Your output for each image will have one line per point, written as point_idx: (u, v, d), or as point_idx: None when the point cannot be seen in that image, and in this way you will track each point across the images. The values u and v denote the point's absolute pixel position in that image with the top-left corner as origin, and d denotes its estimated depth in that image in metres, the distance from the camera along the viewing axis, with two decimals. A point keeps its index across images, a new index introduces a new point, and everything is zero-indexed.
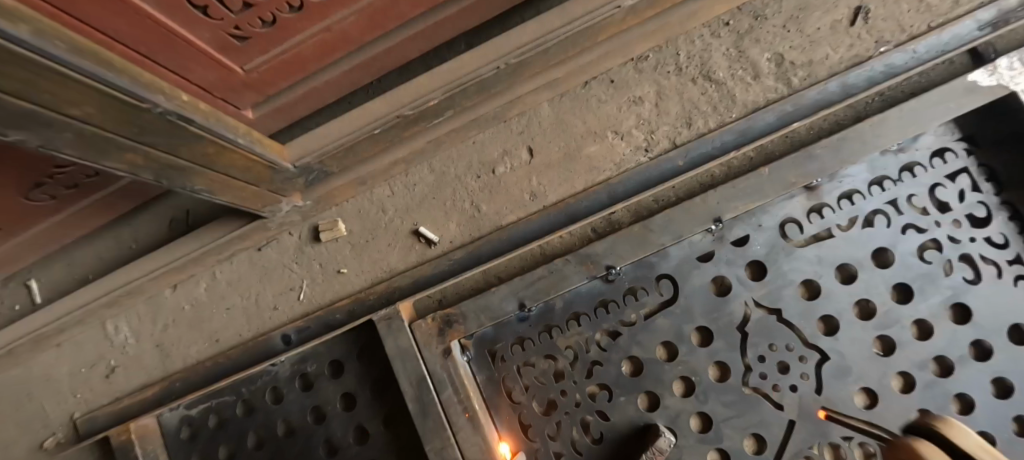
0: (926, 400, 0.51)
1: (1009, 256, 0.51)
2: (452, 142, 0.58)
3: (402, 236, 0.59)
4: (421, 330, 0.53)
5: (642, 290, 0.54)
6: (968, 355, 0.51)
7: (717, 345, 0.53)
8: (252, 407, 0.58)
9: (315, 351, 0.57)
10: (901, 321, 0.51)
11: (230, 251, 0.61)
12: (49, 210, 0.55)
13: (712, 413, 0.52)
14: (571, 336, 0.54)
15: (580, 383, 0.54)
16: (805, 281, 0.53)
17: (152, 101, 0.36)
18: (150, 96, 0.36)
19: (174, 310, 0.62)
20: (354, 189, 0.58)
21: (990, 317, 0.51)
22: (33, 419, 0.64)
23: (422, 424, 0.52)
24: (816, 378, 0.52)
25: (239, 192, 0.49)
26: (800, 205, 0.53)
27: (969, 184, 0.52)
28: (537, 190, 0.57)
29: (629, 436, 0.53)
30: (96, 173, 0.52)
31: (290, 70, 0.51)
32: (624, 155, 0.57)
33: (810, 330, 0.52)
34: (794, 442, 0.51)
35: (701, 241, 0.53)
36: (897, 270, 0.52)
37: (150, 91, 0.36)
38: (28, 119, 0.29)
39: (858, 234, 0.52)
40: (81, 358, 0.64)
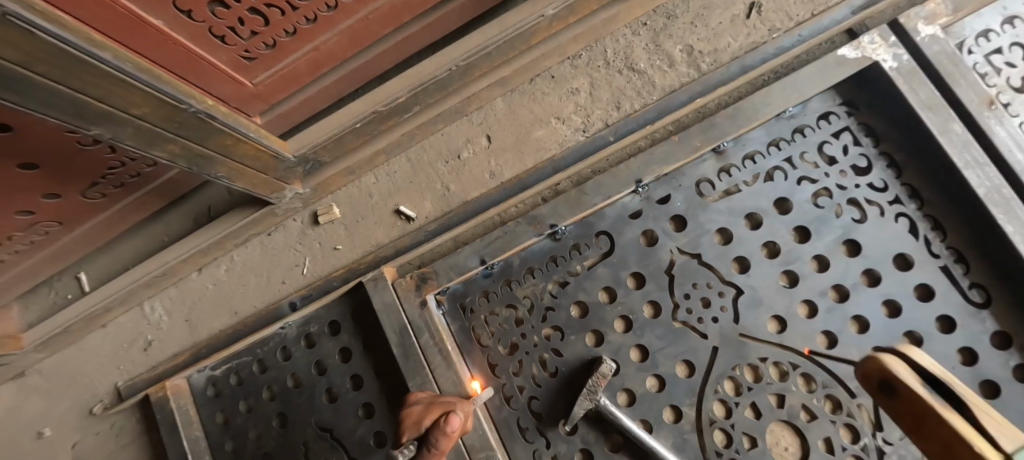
0: (828, 323, 0.60)
1: (889, 197, 0.60)
2: (423, 134, 0.69)
3: (386, 215, 0.70)
4: (401, 287, 0.64)
5: (584, 245, 0.64)
6: (861, 283, 0.60)
7: (649, 287, 0.63)
8: (265, 365, 0.69)
9: (316, 313, 0.68)
10: (801, 257, 0.61)
11: (245, 237, 0.73)
12: (100, 207, 0.67)
13: (648, 344, 0.62)
14: (527, 287, 0.65)
15: (537, 327, 0.64)
16: (720, 229, 0.63)
17: (187, 102, 0.48)
18: (187, 99, 0.48)
19: (199, 289, 0.74)
20: (344, 178, 0.70)
21: (877, 249, 0.60)
22: (81, 391, 0.75)
23: (405, 364, 0.62)
24: (734, 310, 0.61)
25: (251, 180, 0.61)
26: (711, 166, 0.63)
27: (851, 140, 0.62)
28: (496, 169, 0.69)
29: (579, 369, 0.63)
30: (139, 174, 0.64)
31: (288, 82, 0.63)
32: (565, 136, 0.68)
33: (726, 269, 0.62)
34: (718, 365, 0.61)
35: (631, 202, 0.64)
36: (796, 214, 0.62)
37: (187, 96, 0.49)
38: (104, 118, 0.43)
39: (761, 187, 0.62)
40: (122, 336, 0.75)
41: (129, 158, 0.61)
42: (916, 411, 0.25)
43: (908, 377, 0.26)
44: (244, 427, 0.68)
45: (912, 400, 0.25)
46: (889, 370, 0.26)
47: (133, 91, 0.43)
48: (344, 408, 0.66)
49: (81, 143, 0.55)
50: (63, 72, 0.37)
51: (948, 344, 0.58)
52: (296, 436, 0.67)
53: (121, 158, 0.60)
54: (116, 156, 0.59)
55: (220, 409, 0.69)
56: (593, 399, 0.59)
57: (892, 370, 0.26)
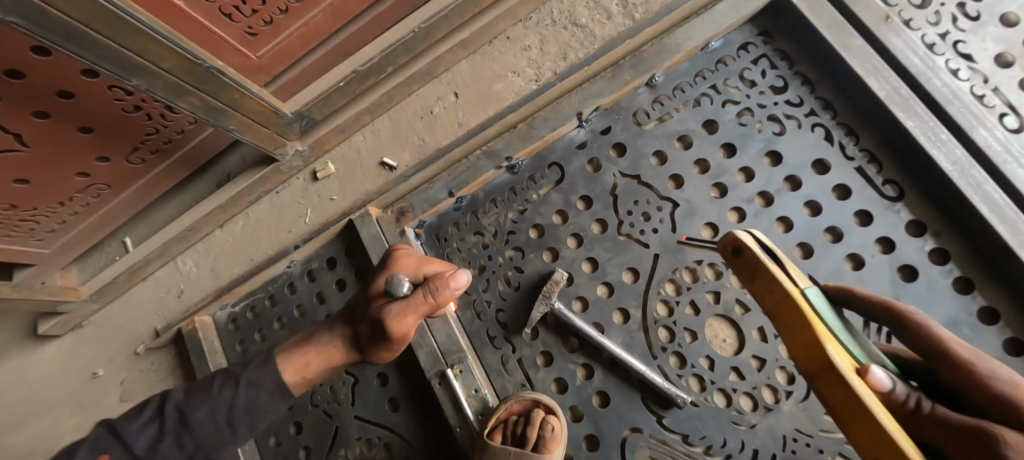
0: (756, 225, 0.66)
1: (804, 111, 0.67)
2: (401, 95, 0.81)
3: (372, 167, 0.82)
4: (384, 220, 0.76)
5: (539, 176, 0.73)
6: (784, 188, 0.66)
7: (596, 207, 0.71)
8: (276, 299, 0.81)
9: (317, 252, 0.80)
10: (729, 170, 0.68)
11: (258, 193, 0.85)
12: (141, 172, 0.81)
13: (597, 257, 0.70)
14: (491, 215, 0.74)
15: (501, 249, 0.73)
16: (656, 152, 0.71)
17: (203, 59, 0.61)
18: (203, 57, 0.61)
19: (222, 243, 0.87)
20: (335, 137, 0.82)
21: (797, 157, 0.67)
22: (129, 334, 0.89)
23: None
24: (671, 221, 0.69)
25: (257, 133, 0.73)
26: (645, 98, 0.72)
27: (768, 65, 0.69)
28: (463, 120, 0.79)
29: (539, 282, 0.71)
30: (171, 141, 0.79)
31: (285, 56, 0.74)
32: (520, 86, 0.78)
33: (663, 186, 0.70)
34: (659, 269, 0.68)
35: (577, 135, 0.73)
36: (723, 133, 0.69)
37: (203, 55, 0.61)
38: (140, 70, 0.56)
39: (690, 112, 0.70)
40: (161, 286, 0.89)
41: (162, 125, 0.75)
42: (754, 263, 0.38)
43: (751, 244, 0.39)
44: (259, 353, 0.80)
45: (756, 256, 0.38)
46: (744, 240, 0.39)
47: (160, 47, 0.56)
48: None
49: (126, 110, 0.70)
50: (108, 28, 0.51)
51: (866, 235, 0.63)
52: None
53: (156, 125, 0.75)
54: (153, 123, 0.74)
55: (239, 340, 0.81)
56: (548, 304, 0.67)
57: (744, 239, 0.39)
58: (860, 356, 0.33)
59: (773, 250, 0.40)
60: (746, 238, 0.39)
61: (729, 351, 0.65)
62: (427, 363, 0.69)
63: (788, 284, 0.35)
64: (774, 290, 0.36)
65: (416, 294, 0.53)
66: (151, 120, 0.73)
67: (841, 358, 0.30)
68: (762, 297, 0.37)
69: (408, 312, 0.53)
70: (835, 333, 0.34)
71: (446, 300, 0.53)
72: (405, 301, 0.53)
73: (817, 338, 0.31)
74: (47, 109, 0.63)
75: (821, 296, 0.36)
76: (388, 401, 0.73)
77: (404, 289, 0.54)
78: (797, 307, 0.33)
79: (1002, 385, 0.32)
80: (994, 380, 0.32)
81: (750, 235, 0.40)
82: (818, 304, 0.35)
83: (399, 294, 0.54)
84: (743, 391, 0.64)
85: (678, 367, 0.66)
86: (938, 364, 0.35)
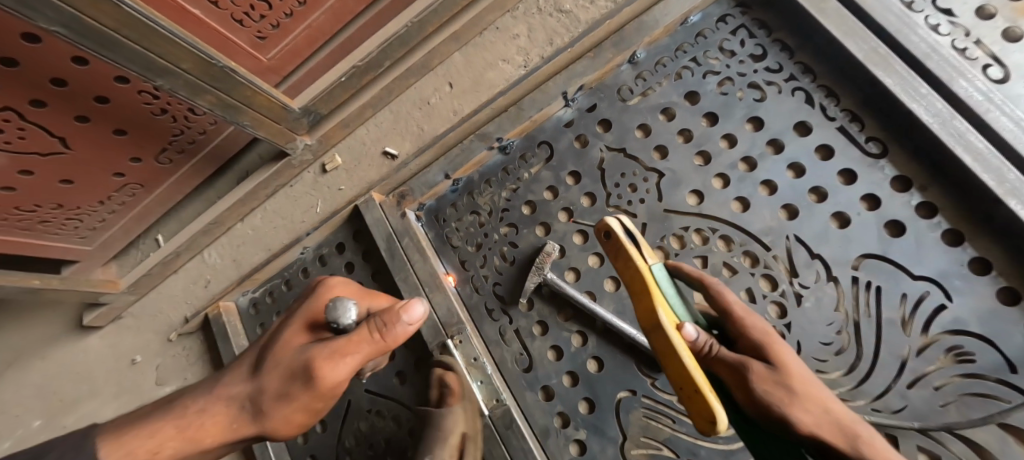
0: (741, 190, 0.68)
1: (784, 76, 0.69)
2: (400, 88, 0.86)
3: (376, 157, 0.87)
4: (387, 205, 0.80)
5: (529, 155, 0.77)
6: (767, 152, 0.68)
7: (585, 182, 0.74)
8: (291, 284, 0.87)
9: (327, 239, 0.85)
10: (712, 138, 0.70)
11: (273, 187, 0.91)
12: (169, 171, 0.89)
13: (588, 229, 0.73)
14: (486, 195, 0.78)
15: (496, 226, 0.77)
16: (641, 126, 0.73)
17: (217, 59, 0.67)
18: (217, 57, 0.67)
19: (243, 235, 0.94)
20: (341, 130, 0.88)
21: (779, 122, 0.68)
22: (165, 323, 0.97)
23: (392, 263, 0.77)
24: (657, 190, 0.71)
25: (269, 128, 0.80)
26: (628, 75, 0.75)
27: (747, 34, 0.71)
28: (458, 108, 0.84)
29: (532, 255, 0.74)
30: (194, 141, 0.86)
31: (293, 57, 0.80)
32: (510, 73, 0.82)
33: (648, 158, 0.72)
34: (648, 237, 0.70)
35: (565, 114, 0.76)
36: (705, 103, 0.71)
37: (216, 55, 0.67)
38: (162, 71, 0.62)
39: (672, 86, 0.73)
40: (190, 278, 0.97)
41: (186, 127, 0.82)
42: (614, 245, 0.42)
43: (617, 227, 0.42)
44: None
45: (620, 240, 0.41)
46: (609, 225, 0.42)
47: (179, 50, 0.62)
48: None
49: (154, 113, 0.77)
50: (133, 33, 0.57)
51: (851, 193, 0.64)
52: None
53: (181, 127, 0.82)
54: (178, 125, 0.81)
55: (260, 323, 0.88)
56: (541, 274, 0.71)
57: (610, 225, 0.42)
58: (683, 316, 0.42)
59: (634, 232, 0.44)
60: (612, 223, 0.42)
61: None
62: (428, 335, 0.73)
63: (639, 262, 0.40)
64: (627, 267, 0.41)
65: (361, 327, 0.48)
66: (176, 122, 0.80)
67: (670, 325, 0.38)
68: (618, 267, 0.42)
69: (352, 344, 0.48)
70: (670, 303, 0.41)
71: (394, 336, 0.49)
72: (350, 333, 0.48)
73: (652, 305, 0.39)
74: (87, 113, 0.70)
75: (665, 271, 0.42)
76: (395, 375, 0.77)
77: (348, 320, 0.50)
78: (642, 284, 0.40)
79: (757, 335, 0.47)
80: (763, 334, 0.47)
81: (618, 220, 0.43)
82: (661, 278, 0.41)
83: (343, 323, 0.50)
84: None
85: None
86: (725, 319, 0.50)
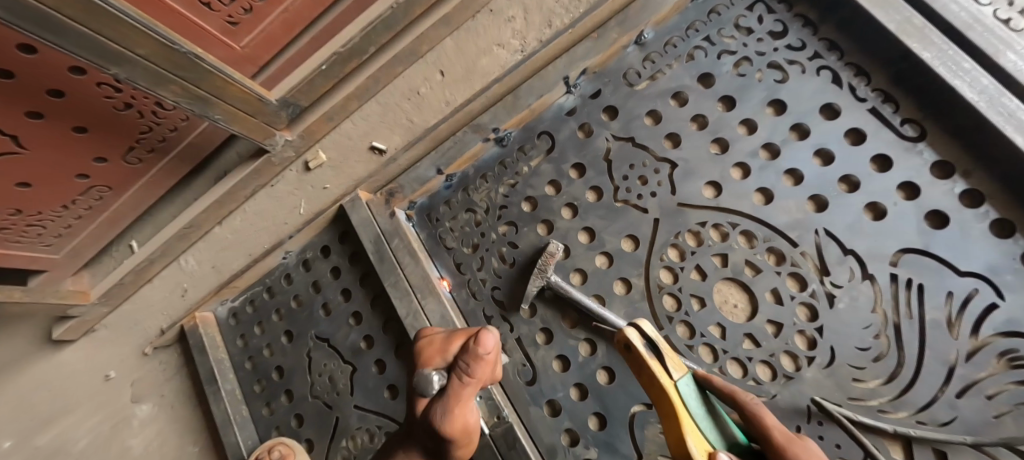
0: (763, 180, 0.62)
1: (808, 54, 0.62)
2: (387, 78, 0.80)
3: (363, 152, 0.81)
4: (374, 203, 0.74)
5: (529, 146, 0.70)
6: (791, 138, 0.62)
7: (589, 175, 0.67)
8: (274, 291, 0.80)
9: (311, 241, 0.79)
10: (730, 124, 0.64)
11: (253, 187, 0.85)
12: (138, 172, 0.82)
13: (594, 226, 0.66)
14: (482, 192, 0.71)
15: (493, 225, 0.70)
16: (650, 112, 0.67)
17: (179, 44, 0.60)
18: (179, 42, 0.60)
19: (222, 240, 0.87)
20: (325, 125, 0.81)
21: (804, 104, 0.61)
22: (138, 336, 0.90)
23: (380, 268, 0.71)
24: (670, 182, 0.64)
25: (245, 123, 0.73)
26: (635, 57, 0.68)
27: (765, 10, 0.65)
28: (450, 98, 0.78)
29: (533, 256, 0.67)
30: (165, 139, 0.79)
31: (270, 45, 0.74)
32: (506, 59, 0.76)
33: (659, 147, 0.66)
34: (661, 234, 0.63)
35: (566, 102, 0.70)
36: (720, 86, 0.65)
37: (179, 40, 0.60)
38: (117, 58, 0.55)
39: (684, 68, 0.66)
40: (166, 286, 0.90)
41: (155, 123, 0.75)
42: (639, 357, 0.49)
43: (637, 340, 0.49)
44: (260, 346, 0.80)
45: (642, 355, 0.48)
46: (630, 337, 0.49)
47: (136, 34, 0.55)
48: (337, 317, 0.75)
49: (117, 108, 0.70)
50: (81, 14, 0.50)
51: (886, 181, 0.58)
52: (301, 347, 0.77)
53: (150, 123, 0.75)
54: (145, 121, 0.74)
55: (241, 334, 0.81)
56: (544, 278, 0.64)
57: (630, 337, 0.49)
58: (716, 441, 0.45)
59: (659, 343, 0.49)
60: (632, 335, 0.49)
61: (741, 318, 0.60)
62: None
63: (665, 380, 0.47)
64: (654, 384, 0.47)
65: (451, 384, 0.42)
66: (143, 118, 0.73)
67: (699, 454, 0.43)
68: (646, 381, 0.49)
69: (453, 404, 0.41)
70: (697, 420, 0.46)
71: (485, 371, 0.43)
72: (446, 396, 0.42)
73: (681, 432, 0.44)
74: (41, 109, 0.63)
75: (691, 384, 0.48)
76: (387, 389, 0.71)
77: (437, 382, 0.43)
78: (669, 402, 0.46)
79: None
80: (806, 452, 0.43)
81: (641, 332, 0.51)
82: (688, 395, 0.47)
83: (435, 389, 0.43)
84: (759, 360, 0.59)
85: (686, 338, 0.61)
86: (767, 448, 0.45)
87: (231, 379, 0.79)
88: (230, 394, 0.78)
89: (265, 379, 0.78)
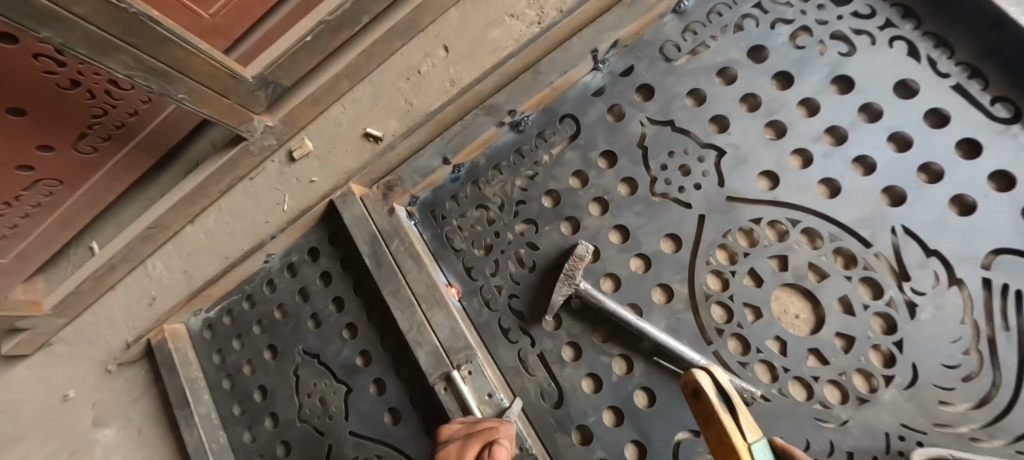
0: (827, 170, 0.53)
1: (878, 23, 0.54)
2: (382, 54, 0.69)
3: (355, 139, 0.71)
4: (369, 198, 0.64)
5: (550, 132, 0.61)
6: (860, 121, 0.53)
7: (621, 164, 0.58)
8: (254, 300, 0.70)
9: (297, 243, 0.69)
10: (787, 105, 0.55)
11: (229, 180, 0.74)
12: (94, 164, 0.71)
13: (628, 224, 0.57)
14: (495, 184, 0.62)
15: (509, 223, 0.61)
16: (691, 92, 0.58)
17: (127, 2, 0.49)
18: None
19: (194, 241, 0.77)
20: (311, 109, 0.71)
21: (874, 81, 0.53)
22: (100, 351, 0.80)
23: (378, 274, 0.61)
24: (717, 173, 0.55)
25: (216, 105, 0.63)
26: (674, 28, 0.59)
27: None
28: (455, 76, 0.68)
29: (557, 259, 0.58)
30: (123, 124, 0.68)
31: (244, 14, 0.66)
32: (521, 31, 0.66)
33: (703, 132, 0.56)
34: (707, 233, 0.55)
35: (593, 80, 0.60)
36: (775, 61, 0.56)
37: None
38: (48, 18, 0.44)
39: (731, 40, 0.57)
40: (130, 294, 0.79)
41: (110, 105, 0.65)
42: (709, 412, 0.36)
43: (712, 390, 0.36)
44: (238, 363, 0.70)
45: (716, 409, 0.35)
46: (702, 384, 0.36)
47: None
48: (328, 330, 0.66)
49: (62, 87, 0.59)
50: None
51: (974, 170, 0.50)
52: (286, 364, 0.67)
53: (103, 105, 0.64)
54: (98, 102, 0.63)
55: (216, 349, 0.71)
56: (572, 285, 0.55)
57: (703, 383, 0.36)
58: None
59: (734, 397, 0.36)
60: (706, 381, 0.36)
61: (804, 331, 0.52)
62: (427, 365, 0.57)
63: (741, 443, 0.34)
64: (724, 445, 0.35)
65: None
66: (95, 98, 0.63)
67: None
68: (714, 443, 0.36)
69: None
70: None
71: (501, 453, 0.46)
72: None
73: None
74: None
75: (767, 454, 0.35)
76: (388, 412, 0.61)
77: None
78: None
79: None
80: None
81: (710, 378, 0.37)
82: None
83: None
84: (827, 380, 0.51)
85: (739, 353, 0.53)
86: None
87: (206, 401, 0.69)
88: (204, 418, 0.68)
89: (244, 401, 0.68)
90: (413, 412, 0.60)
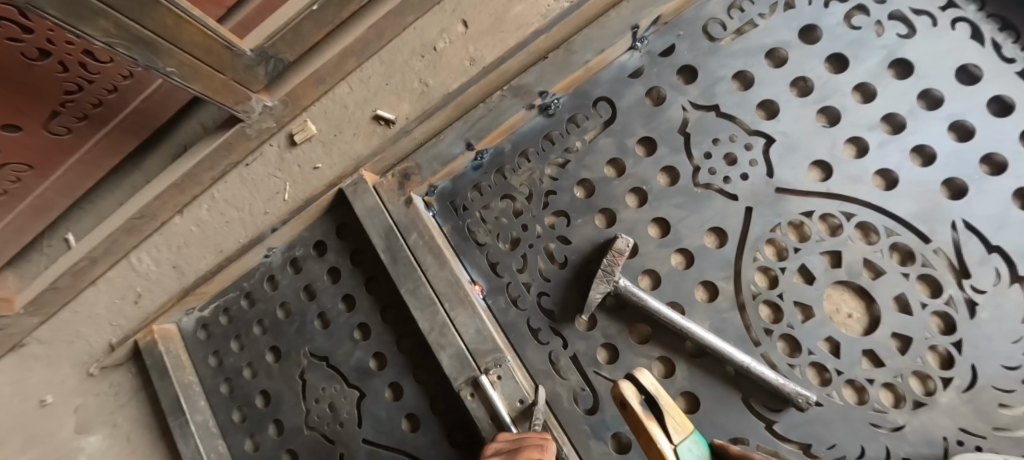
0: (883, 160, 0.50)
1: (940, 3, 0.50)
2: (394, 29, 0.64)
3: (364, 123, 0.65)
4: (383, 188, 0.59)
5: (582, 117, 0.56)
6: (918, 107, 0.50)
7: (661, 152, 0.54)
8: (254, 298, 0.65)
9: (301, 236, 0.63)
10: (841, 89, 0.51)
11: (222, 167, 0.68)
12: (68, 147, 0.63)
13: (668, 217, 0.53)
14: (522, 173, 0.57)
15: (538, 215, 0.56)
16: (737, 75, 0.54)
17: None
18: None
19: (184, 232, 0.70)
20: (314, 88, 0.64)
21: (935, 66, 0.49)
22: (80, 352, 0.73)
23: (394, 270, 0.56)
24: (765, 162, 0.52)
25: (209, 81, 0.56)
26: (719, 4, 0.54)
27: None
28: (475, 55, 0.62)
29: (591, 254, 0.54)
30: (101, 102, 0.61)
31: None
32: (549, 5, 0.60)
33: (750, 118, 0.53)
34: (755, 227, 0.51)
35: (629, 61, 0.56)
36: (829, 42, 0.52)
37: None
38: None
39: (782, 17, 0.53)
40: (113, 291, 0.72)
41: (84, 79, 0.58)
42: (636, 420, 0.40)
43: (635, 400, 0.40)
44: (238, 366, 0.64)
45: (640, 420, 0.39)
46: (626, 397, 0.40)
47: None
48: (337, 331, 0.60)
49: (28, 56, 0.52)
50: None
51: None
52: (290, 367, 0.62)
53: (76, 79, 0.57)
54: (70, 75, 0.56)
55: (213, 351, 0.66)
56: (610, 282, 0.51)
57: (626, 396, 0.40)
58: None
59: (661, 398, 0.40)
60: (629, 394, 0.40)
61: (856, 331, 0.49)
62: (451, 370, 0.53)
63: (665, 446, 0.38)
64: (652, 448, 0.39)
65: None
66: (67, 71, 0.56)
67: None
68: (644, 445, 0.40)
69: None
70: None
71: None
72: None
73: None
74: None
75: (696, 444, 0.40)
76: (405, 419, 0.57)
77: None
78: None
79: None
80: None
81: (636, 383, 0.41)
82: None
83: None
84: (881, 383, 0.48)
85: (788, 355, 0.50)
86: None
87: (202, 408, 0.64)
88: (201, 426, 0.63)
89: (245, 407, 0.63)
90: (434, 420, 0.55)
